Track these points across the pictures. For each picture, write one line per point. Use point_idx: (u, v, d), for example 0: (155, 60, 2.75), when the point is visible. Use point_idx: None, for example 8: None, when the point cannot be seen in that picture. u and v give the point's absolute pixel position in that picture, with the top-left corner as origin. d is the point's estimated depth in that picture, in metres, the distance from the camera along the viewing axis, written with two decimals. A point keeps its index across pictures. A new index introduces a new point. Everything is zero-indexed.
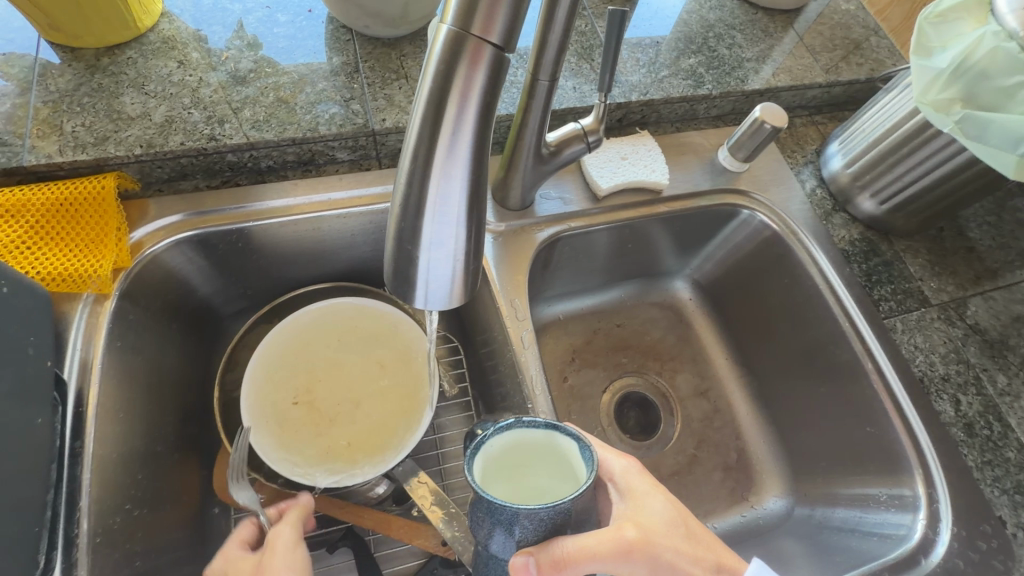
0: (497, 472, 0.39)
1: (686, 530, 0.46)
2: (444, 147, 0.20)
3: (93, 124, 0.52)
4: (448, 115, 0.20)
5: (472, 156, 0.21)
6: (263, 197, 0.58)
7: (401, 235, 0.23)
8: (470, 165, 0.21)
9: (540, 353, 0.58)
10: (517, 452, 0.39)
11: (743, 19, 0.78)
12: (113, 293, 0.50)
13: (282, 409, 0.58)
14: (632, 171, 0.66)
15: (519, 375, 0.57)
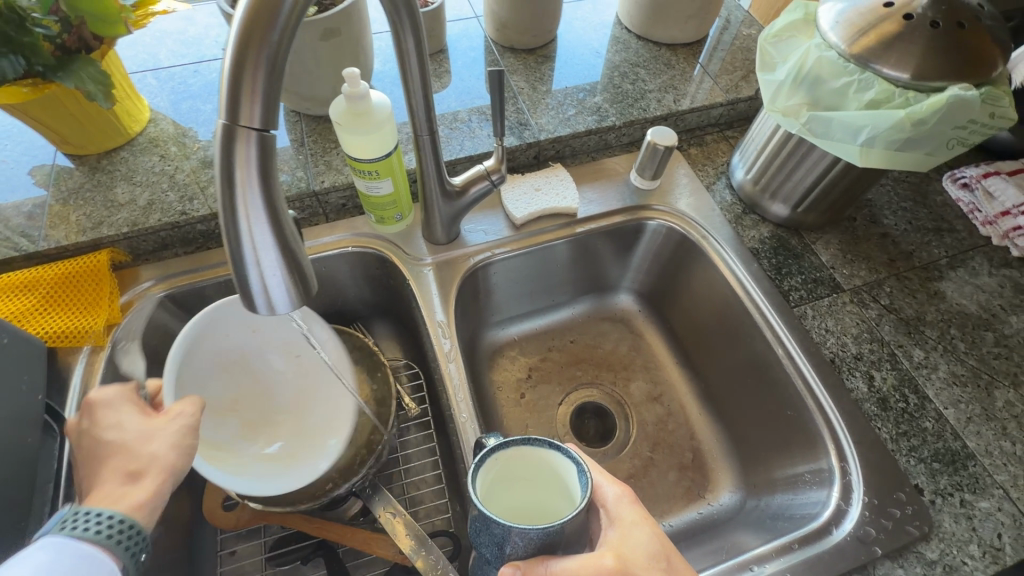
0: (499, 485, 0.46)
1: (667, 567, 0.45)
2: (241, 199, 0.29)
3: (92, 213, 0.66)
4: (236, 178, 0.29)
5: (264, 201, 0.30)
6: (229, 257, 0.69)
7: (232, 263, 0.32)
8: (265, 207, 0.30)
9: (465, 366, 0.66)
10: (519, 469, 0.47)
11: (646, 57, 0.88)
12: (107, 345, 0.62)
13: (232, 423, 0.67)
14: (546, 200, 0.75)
15: (447, 387, 0.64)
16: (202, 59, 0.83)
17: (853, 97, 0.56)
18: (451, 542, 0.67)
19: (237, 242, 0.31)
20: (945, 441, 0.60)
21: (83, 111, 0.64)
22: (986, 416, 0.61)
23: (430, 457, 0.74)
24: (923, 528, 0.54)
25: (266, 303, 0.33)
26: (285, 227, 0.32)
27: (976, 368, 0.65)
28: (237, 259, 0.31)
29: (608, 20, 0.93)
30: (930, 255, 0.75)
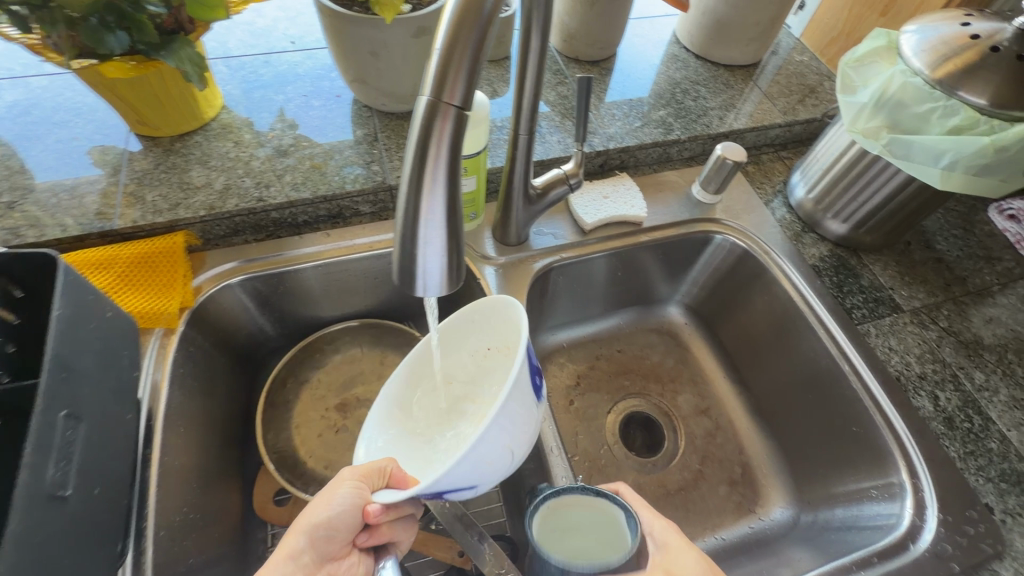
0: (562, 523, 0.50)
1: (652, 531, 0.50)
2: (429, 173, 0.30)
3: (168, 194, 0.65)
4: (430, 154, 0.29)
5: (448, 178, 0.30)
6: (299, 246, 0.69)
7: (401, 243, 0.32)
8: (447, 184, 0.30)
9: None
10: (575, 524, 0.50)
11: (705, 76, 0.90)
12: (178, 328, 0.61)
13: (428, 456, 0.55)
14: (614, 208, 0.76)
15: None
16: (272, 50, 0.83)
17: (936, 122, 0.58)
18: (511, 547, 0.65)
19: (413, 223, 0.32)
20: (1011, 462, 0.61)
21: (168, 93, 0.64)
22: None
23: None
24: (996, 546, 0.55)
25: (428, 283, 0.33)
26: (456, 207, 0.32)
27: None
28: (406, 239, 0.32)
29: (667, 38, 0.96)
30: (982, 282, 0.77)
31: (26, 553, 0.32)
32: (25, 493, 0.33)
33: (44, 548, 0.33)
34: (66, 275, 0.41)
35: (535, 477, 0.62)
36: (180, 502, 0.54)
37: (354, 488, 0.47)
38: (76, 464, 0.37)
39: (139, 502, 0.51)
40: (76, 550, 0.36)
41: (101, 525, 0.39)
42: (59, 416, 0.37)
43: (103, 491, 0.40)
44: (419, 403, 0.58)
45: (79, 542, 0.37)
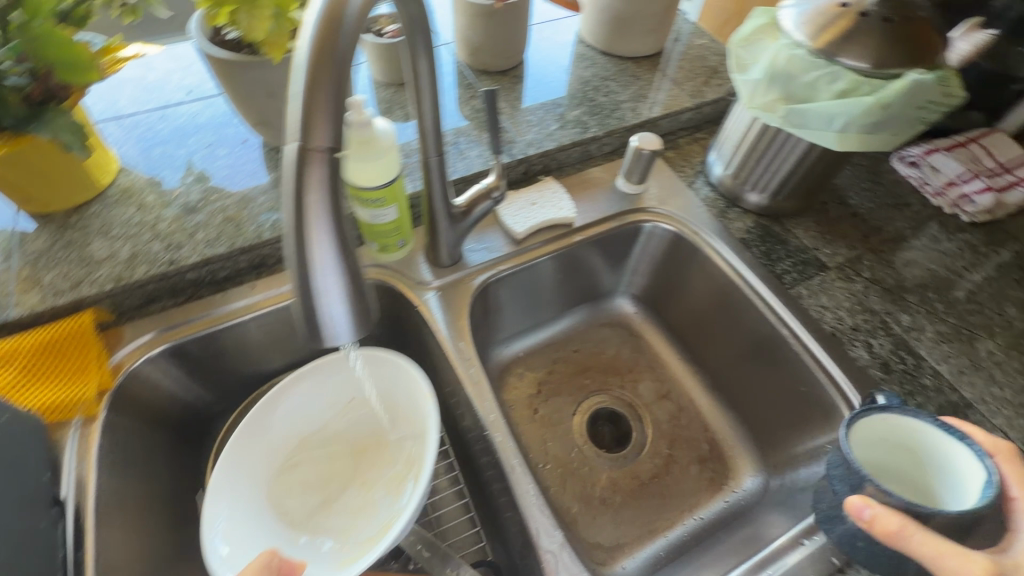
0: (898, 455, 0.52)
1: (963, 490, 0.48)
2: (312, 221, 0.28)
3: (68, 272, 0.61)
4: (308, 201, 0.28)
5: (331, 223, 0.29)
6: (223, 303, 0.66)
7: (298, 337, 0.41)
8: (331, 228, 0.29)
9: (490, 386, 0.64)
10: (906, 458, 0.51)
11: (613, 71, 0.92)
12: (99, 414, 0.56)
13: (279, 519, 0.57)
14: (543, 213, 0.75)
15: (474, 409, 0.63)
16: (168, 103, 0.79)
17: (824, 89, 0.61)
18: (492, 570, 0.63)
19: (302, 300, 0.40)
20: (944, 395, 0.65)
21: (49, 166, 0.59)
22: (974, 367, 0.67)
23: (454, 488, 0.71)
24: None
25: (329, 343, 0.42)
26: (350, 249, 0.31)
27: (957, 325, 0.71)
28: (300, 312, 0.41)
29: (571, 38, 0.97)
30: (895, 228, 0.81)
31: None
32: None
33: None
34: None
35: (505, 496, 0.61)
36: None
37: None
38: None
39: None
40: None
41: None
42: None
43: None
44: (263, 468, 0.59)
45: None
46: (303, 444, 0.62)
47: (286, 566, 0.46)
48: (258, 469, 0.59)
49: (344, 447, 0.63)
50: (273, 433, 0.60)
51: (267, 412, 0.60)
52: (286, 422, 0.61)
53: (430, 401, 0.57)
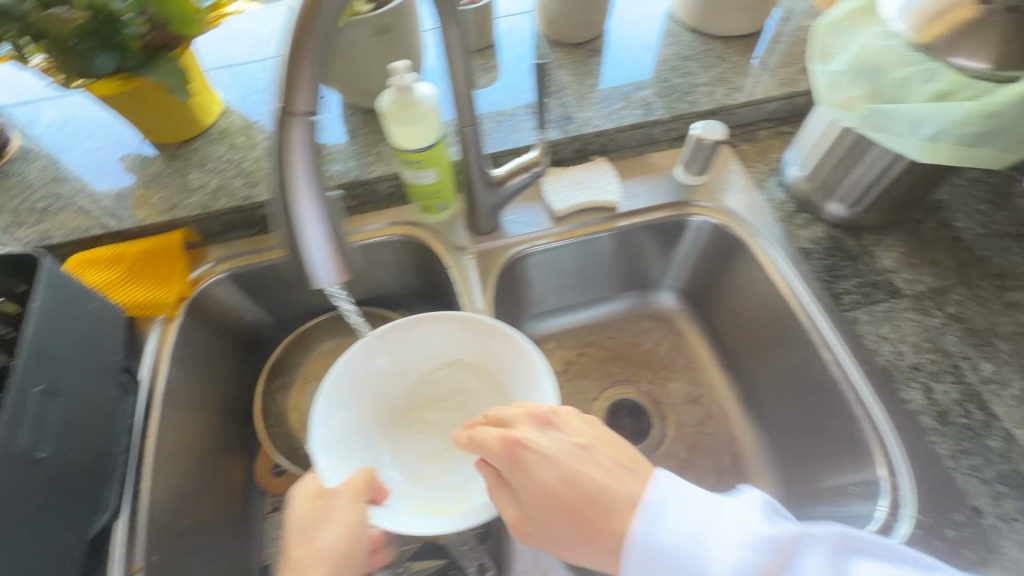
0: None
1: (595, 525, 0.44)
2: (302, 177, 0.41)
3: (169, 196, 0.72)
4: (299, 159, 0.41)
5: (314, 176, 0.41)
6: (288, 239, 0.75)
7: (288, 218, 0.41)
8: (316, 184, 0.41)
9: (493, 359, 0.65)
10: None
11: (699, 49, 0.85)
12: (179, 315, 0.68)
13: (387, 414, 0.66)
14: (588, 194, 0.74)
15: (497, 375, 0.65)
16: (267, 57, 0.88)
17: (917, 88, 0.52)
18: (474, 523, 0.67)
19: (298, 177, 0.41)
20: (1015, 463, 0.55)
21: (142, 97, 0.67)
22: None
23: None
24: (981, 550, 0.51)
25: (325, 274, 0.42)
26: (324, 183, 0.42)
27: None
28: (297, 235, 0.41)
29: (660, 12, 0.91)
30: (1008, 262, 0.68)
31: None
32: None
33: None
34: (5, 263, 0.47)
35: None
36: (170, 489, 0.62)
37: (349, 502, 0.52)
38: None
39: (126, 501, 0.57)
40: (53, 509, 0.42)
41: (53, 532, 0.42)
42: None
43: (79, 458, 0.46)
44: (383, 385, 0.66)
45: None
46: (406, 372, 0.67)
47: (379, 494, 0.54)
48: (364, 401, 0.64)
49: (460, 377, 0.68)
50: (366, 369, 0.63)
51: (386, 343, 0.64)
52: (422, 338, 0.65)
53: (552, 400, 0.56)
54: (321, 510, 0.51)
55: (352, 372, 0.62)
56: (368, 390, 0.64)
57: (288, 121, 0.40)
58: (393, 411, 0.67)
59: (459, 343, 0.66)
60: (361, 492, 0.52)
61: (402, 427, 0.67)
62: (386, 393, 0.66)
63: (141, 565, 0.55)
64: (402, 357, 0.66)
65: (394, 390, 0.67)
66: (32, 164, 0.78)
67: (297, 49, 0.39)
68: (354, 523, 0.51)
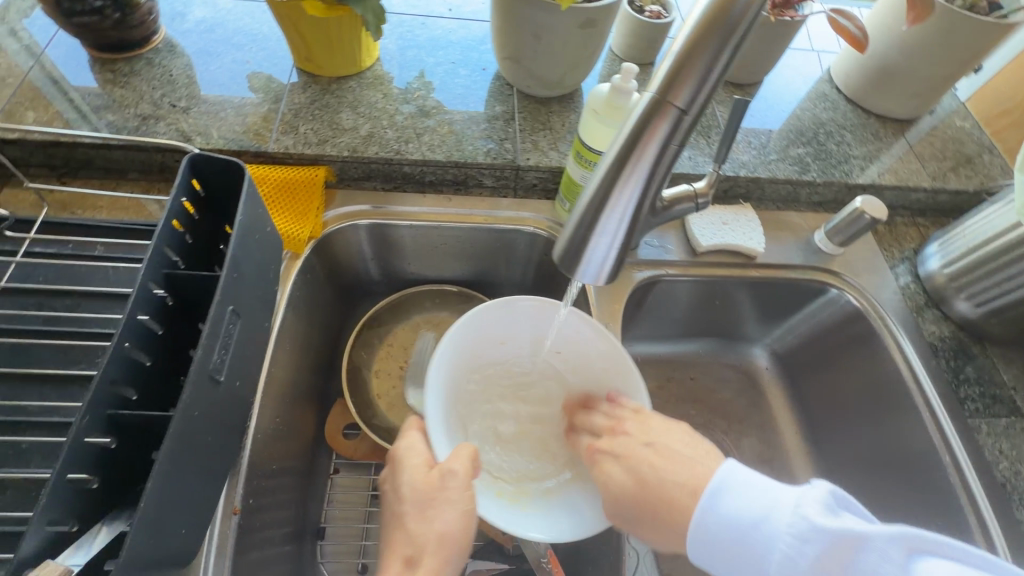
0: None
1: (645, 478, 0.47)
2: (623, 181, 0.36)
3: (318, 129, 0.70)
4: (629, 169, 0.36)
5: (639, 185, 0.37)
6: (423, 204, 0.73)
7: (593, 216, 0.38)
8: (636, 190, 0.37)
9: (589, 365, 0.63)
10: None
11: (854, 121, 0.85)
12: (304, 253, 0.66)
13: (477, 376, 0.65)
14: (731, 236, 0.75)
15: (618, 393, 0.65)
16: (431, 14, 0.85)
17: None
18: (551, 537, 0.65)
19: (632, 180, 0.36)
20: None
21: (331, 26, 0.65)
22: None
23: None
24: None
25: (596, 277, 0.41)
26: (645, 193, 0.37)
27: None
28: (591, 233, 0.38)
29: (818, 74, 0.91)
30: None
31: (145, 501, 0.31)
32: (74, 437, 0.32)
33: (109, 459, 0.35)
34: (187, 171, 0.44)
35: None
36: (268, 429, 0.58)
37: (459, 476, 0.49)
38: (152, 375, 0.39)
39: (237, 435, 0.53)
40: (218, 432, 0.39)
41: (216, 458, 0.39)
42: (123, 349, 0.36)
43: (243, 385, 0.42)
44: (484, 349, 0.64)
45: (124, 461, 0.36)
46: (504, 343, 0.66)
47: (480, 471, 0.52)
48: (466, 361, 0.62)
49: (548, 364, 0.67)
50: (474, 331, 0.61)
51: (505, 312, 0.62)
52: (532, 319, 0.63)
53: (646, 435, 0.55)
54: (436, 488, 0.49)
55: (466, 331, 0.60)
56: (472, 349, 0.63)
57: (661, 113, 0.34)
58: (485, 377, 0.66)
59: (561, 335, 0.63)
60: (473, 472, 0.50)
61: (485, 396, 0.65)
62: (480, 357, 0.65)
63: (239, 506, 0.51)
64: (513, 330, 0.64)
65: (490, 356, 0.66)
66: (177, 58, 0.74)
67: (699, 45, 0.33)
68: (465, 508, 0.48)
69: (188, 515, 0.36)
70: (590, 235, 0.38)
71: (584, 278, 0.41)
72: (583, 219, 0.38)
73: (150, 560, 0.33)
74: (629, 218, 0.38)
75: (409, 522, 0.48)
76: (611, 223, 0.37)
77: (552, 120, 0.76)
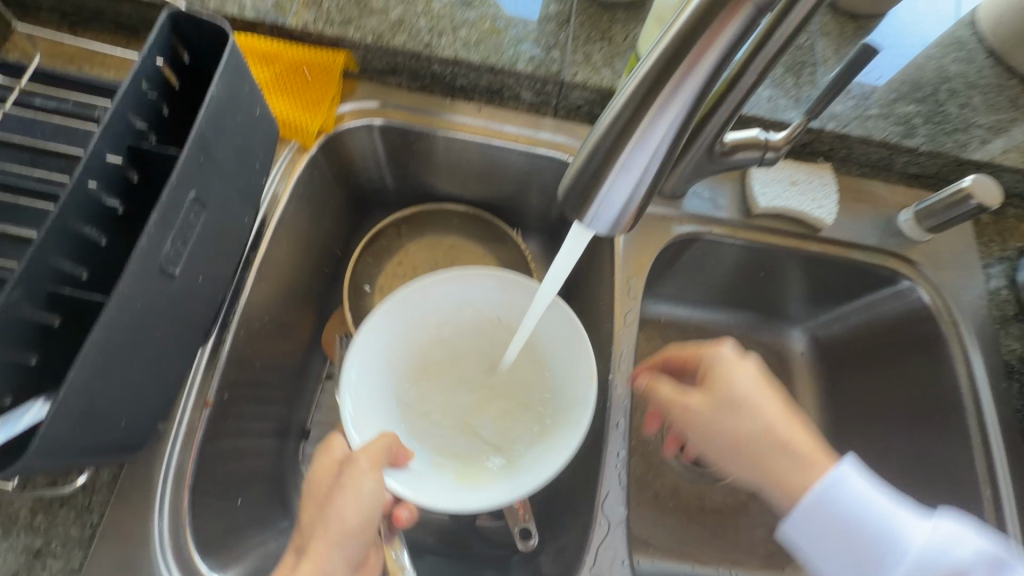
0: None
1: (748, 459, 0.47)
2: (664, 95, 0.29)
3: (344, 7, 0.61)
4: (670, 81, 0.29)
5: (682, 108, 0.30)
6: (448, 111, 0.65)
7: (621, 139, 0.31)
8: (677, 113, 0.30)
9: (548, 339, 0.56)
10: None
11: (991, 81, 0.68)
12: (312, 149, 0.60)
13: (418, 375, 0.58)
14: (797, 199, 0.64)
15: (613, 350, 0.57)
16: None
17: None
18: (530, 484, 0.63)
19: (675, 102, 0.30)
20: None
21: None
22: None
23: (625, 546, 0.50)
24: None
25: (607, 223, 0.34)
26: (683, 117, 0.31)
27: None
28: (613, 163, 0.31)
29: (960, 14, 0.73)
30: None
31: (68, 391, 0.29)
32: (7, 309, 0.30)
33: (52, 337, 0.33)
34: (166, 28, 0.37)
35: (586, 455, 0.57)
36: (255, 327, 0.56)
37: (358, 467, 0.44)
38: (108, 257, 0.36)
39: (216, 329, 0.51)
40: (168, 329, 0.36)
41: (170, 355, 0.37)
42: (69, 224, 0.33)
43: (205, 282, 0.39)
44: (419, 339, 0.57)
45: (67, 343, 0.34)
46: (443, 329, 0.59)
47: (398, 457, 0.47)
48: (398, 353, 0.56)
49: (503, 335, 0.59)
50: (397, 323, 0.55)
51: (422, 291, 0.55)
52: (464, 293, 0.57)
53: (590, 370, 0.50)
54: (332, 484, 0.44)
55: (383, 326, 0.53)
56: (401, 345, 0.56)
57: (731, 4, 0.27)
58: (428, 372, 0.58)
59: (501, 301, 0.57)
60: (377, 458, 0.44)
61: (428, 391, 0.58)
62: (416, 350, 0.58)
63: (211, 400, 0.50)
64: (442, 311, 0.57)
65: (429, 347, 0.59)
66: None
67: None
68: (367, 494, 0.43)
69: (131, 408, 0.35)
70: (610, 167, 0.31)
71: (594, 222, 0.34)
72: (603, 141, 0.31)
73: (80, 449, 0.32)
74: (660, 152, 0.31)
75: (309, 525, 0.43)
76: (644, 155, 0.31)
77: (614, 31, 0.65)
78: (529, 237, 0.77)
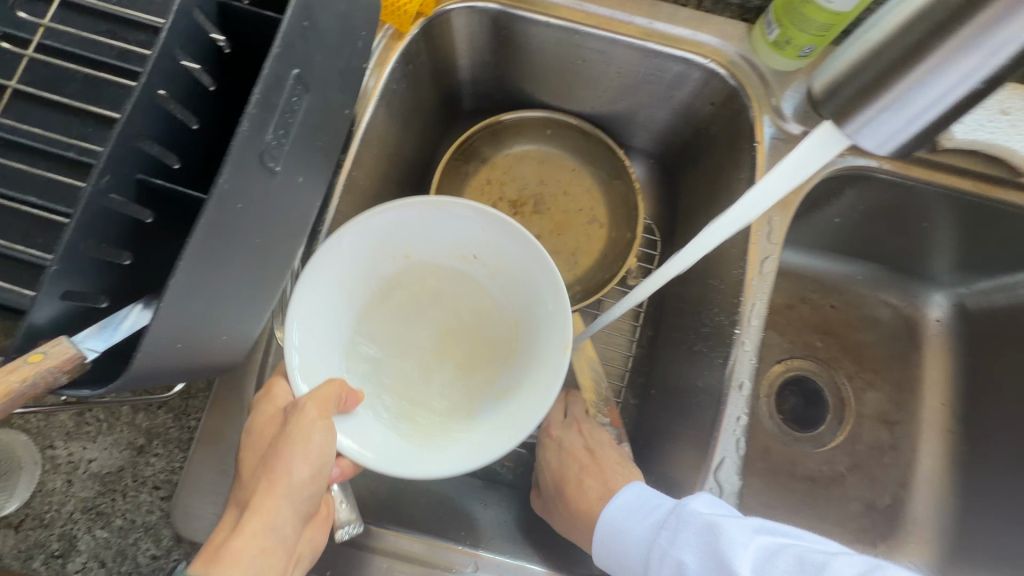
0: None
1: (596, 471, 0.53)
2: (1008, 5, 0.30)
3: None
4: None
5: None
6: None
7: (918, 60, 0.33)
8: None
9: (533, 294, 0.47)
10: None
11: None
12: (408, 34, 0.51)
13: (376, 306, 0.49)
14: (1005, 133, 0.50)
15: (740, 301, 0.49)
16: None
17: None
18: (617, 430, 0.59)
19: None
20: None
21: None
22: None
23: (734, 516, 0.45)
24: None
25: (879, 143, 0.35)
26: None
27: None
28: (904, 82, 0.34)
29: None
30: None
31: (170, 298, 0.25)
32: (91, 197, 0.25)
33: (141, 235, 0.29)
34: None
35: (692, 412, 0.52)
36: None
37: (307, 420, 0.39)
38: (197, 143, 0.31)
39: (307, 237, 0.46)
40: (269, 235, 0.31)
41: (271, 264, 0.32)
42: (155, 97, 0.27)
43: (306, 183, 0.33)
44: (384, 265, 0.48)
45: (159, 242, 0.30)
46: (409, 258, 0.49)
47: (348, 402, 0.42)
48: (358, 280, 0.46)
49: (476, 276, 0.50)
50: (360, 250, 0.45)
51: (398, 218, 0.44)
52: (441, 225, 0.46)
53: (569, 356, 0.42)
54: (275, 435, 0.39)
55: (346, 256, 0.44)
56: (363, 272, 0.46)
57: None
58: (387, 301, 0.49)
59: (483, 238, 0.46)
60: (328, 404, 0.39)
61: (385, 321, 0.49)
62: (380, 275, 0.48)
63: None
64: (416, 240, 0.47)
65: (392, 278, 0.49)
66: None
67: None
68: (316, 446, 0.38)
69: (232, 321, 0.31)
70: (903, 85, 0.34)
71: (865, 140, 0.36)
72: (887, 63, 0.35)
73: (183, 361, 0.28)
74: (971, 71, 0.32)
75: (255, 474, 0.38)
76: (951, 71, 0.33)
77: None
78: (635, 161, 0.68)
